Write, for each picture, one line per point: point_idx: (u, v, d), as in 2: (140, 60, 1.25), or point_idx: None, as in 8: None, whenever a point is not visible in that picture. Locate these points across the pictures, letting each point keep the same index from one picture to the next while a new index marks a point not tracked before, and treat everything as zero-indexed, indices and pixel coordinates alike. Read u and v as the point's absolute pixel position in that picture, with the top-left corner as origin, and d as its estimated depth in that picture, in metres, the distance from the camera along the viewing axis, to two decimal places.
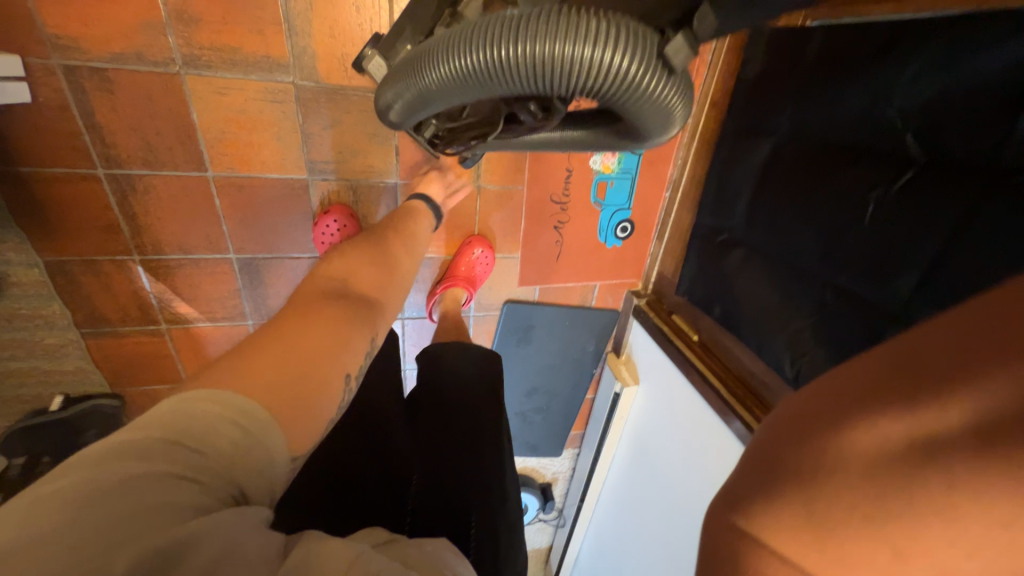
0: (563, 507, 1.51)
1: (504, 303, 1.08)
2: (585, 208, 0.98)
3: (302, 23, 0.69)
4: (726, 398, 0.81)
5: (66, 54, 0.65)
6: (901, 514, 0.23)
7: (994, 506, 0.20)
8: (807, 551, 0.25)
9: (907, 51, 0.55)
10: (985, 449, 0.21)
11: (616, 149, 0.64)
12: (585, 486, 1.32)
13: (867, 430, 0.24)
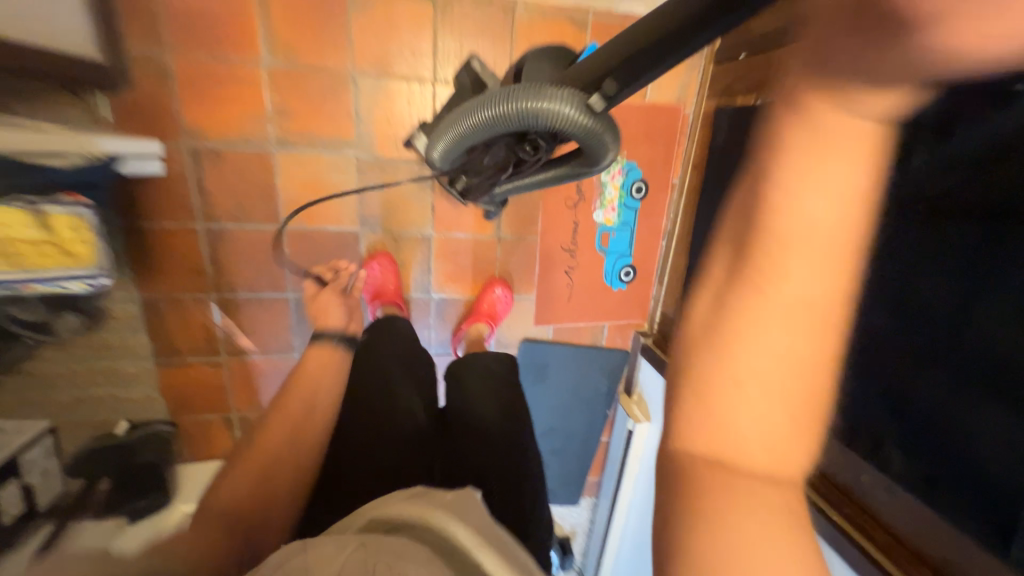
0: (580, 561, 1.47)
1: (521, 342, 1.19)
2: (591, 255, 1.12)
3: (365, 112, 0.89)
4: None
5: (192, 138, 0.85)
6: (733, 352, 0.27)
7: (780, 302, 0.26)
8: (703, 436, 0.28)
9: None
10: (758, 266, 0.27)
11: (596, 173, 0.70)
12: (603, 533, 1.31)
13: (697, 307, 0.29)
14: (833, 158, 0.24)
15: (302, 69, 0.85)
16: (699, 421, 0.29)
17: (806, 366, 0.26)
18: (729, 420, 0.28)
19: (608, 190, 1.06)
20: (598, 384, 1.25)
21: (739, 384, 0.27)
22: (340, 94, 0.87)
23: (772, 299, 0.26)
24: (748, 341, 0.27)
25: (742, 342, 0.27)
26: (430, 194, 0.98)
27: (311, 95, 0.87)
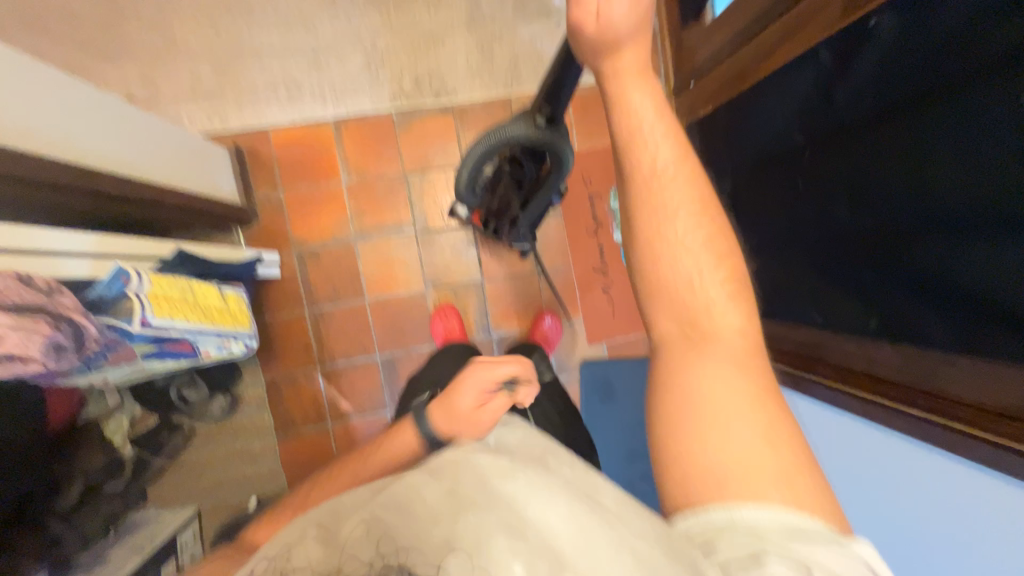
0: None
1: (580, 363, 1.28)
2: (621, 272, 1.27)
3: (417, 199, 1.18)
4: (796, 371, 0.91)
5: (300, 245, 1.15)
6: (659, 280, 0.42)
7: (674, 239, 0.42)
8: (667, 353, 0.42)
9: (765, 96, 0.88)
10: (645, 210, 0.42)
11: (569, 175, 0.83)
12: None
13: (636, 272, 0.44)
14: (631, 93, 0.41)
15: (370, 180, 1.16)
16: (646, 276, 0.43)
17: (697, 271, 0.42)
18: (668, 272, 0.42)
19: (620, 213, 1.25)
20: None
21: (673, 300, 0.42)
22: (398, 191, 1.17)
23: (646, 177, 0.41)
24: (662, 269, 0.42)
25: (659, 222, 0.42)
26: (474, 249, 1.22)
27: (378, 196, 1.17)
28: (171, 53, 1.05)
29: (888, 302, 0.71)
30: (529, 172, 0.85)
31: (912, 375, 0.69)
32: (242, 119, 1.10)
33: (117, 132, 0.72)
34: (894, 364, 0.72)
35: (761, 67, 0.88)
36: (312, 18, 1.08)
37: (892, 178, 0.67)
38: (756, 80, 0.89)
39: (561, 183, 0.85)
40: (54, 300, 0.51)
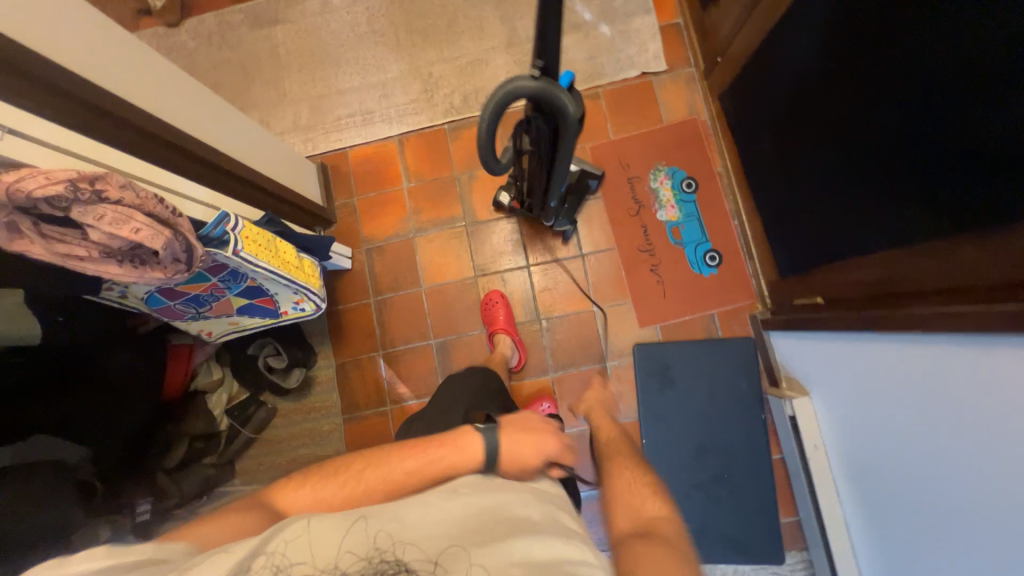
0: None
1: (633, 347, 1.22)
2: (669, 250, 1.24)
3: (467, 196, 1.31)
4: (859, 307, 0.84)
5: (368, 242, 1.32)
6: None
7: None
8: None
9: (783, 37, 0.92)
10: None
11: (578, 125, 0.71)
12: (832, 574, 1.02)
13: None
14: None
15: (426, 182, 1.32)
16: None
17: None
18: None
19: (662, 193, 1.26)
20: (736, 382, 1.18)
21: None
22: (451, 188, 1.31)
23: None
24: None
25: None
26: (519, 236, 1.29)
27: (433, 195, 1.32)
28: (280, 99, 1.37)
29: (932, 198, 0.67)
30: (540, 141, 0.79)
31: (966, 274, 0.64)
32: (327, 142, 1.34)
33: (231, 125, 0.95)
34: (923, 277, 0.72)
35: (777, 11, 0.92)
36: (384, 61, 1.36)
37: (902, 89, 0.69)
38: (775, 21, 0.93)
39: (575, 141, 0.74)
40: (176, 218, 0.67)
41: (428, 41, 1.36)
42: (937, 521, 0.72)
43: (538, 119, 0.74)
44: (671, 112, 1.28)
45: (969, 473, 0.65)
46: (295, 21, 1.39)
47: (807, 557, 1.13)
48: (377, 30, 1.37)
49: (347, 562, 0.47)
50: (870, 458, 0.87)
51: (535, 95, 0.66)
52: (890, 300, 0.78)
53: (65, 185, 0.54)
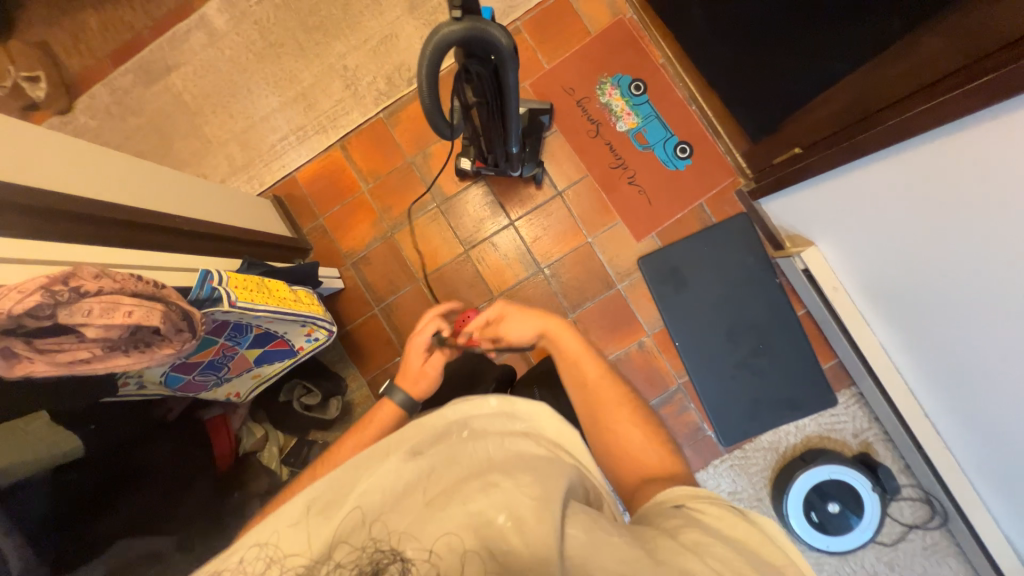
0: (903, 456, 1.17)
1: (637, 262, 1.24)
2: (640, 157, 1.23)
3: (428, 177, 1.28)
4: (840, 135, 0.85)
5: (351, 256, 1.29)
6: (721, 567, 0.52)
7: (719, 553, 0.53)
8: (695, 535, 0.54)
9: None
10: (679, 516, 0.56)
11: (513, 58, 0.68)
12: (885, 392, 1.08)
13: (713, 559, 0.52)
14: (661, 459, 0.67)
15: (384, 177, 1.28)
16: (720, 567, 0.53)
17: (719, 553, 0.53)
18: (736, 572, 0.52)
19: (614, 104, 1.23)
20: (744, 258, 1.20)
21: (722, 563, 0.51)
22: (410, 174, 1.28)
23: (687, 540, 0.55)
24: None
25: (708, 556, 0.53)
26: (493, 196, 1.27)
27: (396, 187, 1.29)
28: (207, 147, 1.30)
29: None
30: (483, 87, 0.76)
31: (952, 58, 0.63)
32: (271, 173, 1.29)
33: (184, 190, 0.92)
34: (899, 80, 0.71)
35: None
36: (295, 71, 1.29)
37: None
38: None
39: (517, 77, 0.72)
40: (161, 290, 0.64)
41: (331, 35, 1.29)
42: (974, 301, 0.77)
43: (472, 65, 0.71)
44: (595, 20, 1.24)
45: (993, 246, 0.69)
46: (189, 62, 1.30)
47: (858, 391, 1.19)
48: (275, 42, 1.30)
49: (343, 549, 0.40)
50: (891, 274, 0.91)
51: (461, 39, 0.64)
52: (875, 114, 0.77)
53: (41, 292, 0.52)
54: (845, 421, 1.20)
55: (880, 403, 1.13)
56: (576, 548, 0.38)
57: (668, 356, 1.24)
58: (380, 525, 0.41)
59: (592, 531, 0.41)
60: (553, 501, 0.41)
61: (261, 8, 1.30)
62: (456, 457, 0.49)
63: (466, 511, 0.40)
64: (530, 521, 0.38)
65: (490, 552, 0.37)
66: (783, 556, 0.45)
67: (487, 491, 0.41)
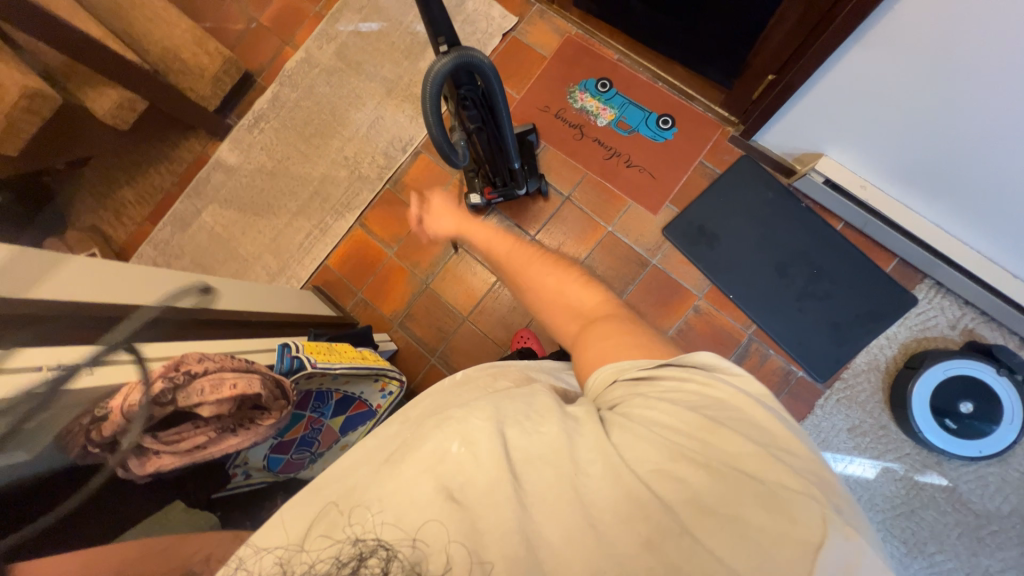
0: (1011, 329, 1.10)
1: (662, 233, 1.26)
2: (629, 142, 1.30)
3: (444, 224, 1.36)
4: (806, 36, 0.90)
5: (396, 317, 1.34)
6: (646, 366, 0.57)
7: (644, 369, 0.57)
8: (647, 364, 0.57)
9: None
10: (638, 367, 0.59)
11: (496, 71, 0.76)
12: (962, 266, 1.04)
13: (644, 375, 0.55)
14: None
15: (405, 237, 1.37)
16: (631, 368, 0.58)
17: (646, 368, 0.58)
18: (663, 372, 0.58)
19: (589, 106, 1.33)
20: (763, 195, 1.23)
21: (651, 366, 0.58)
22: (428, 227, 1.37)
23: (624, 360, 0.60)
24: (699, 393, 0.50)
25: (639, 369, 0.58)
26: (509, 220, 1.33)
27: (419, 243, 1.37)
28: (246, 264, 1.42)
29: None
30: (476, 108, 0.84)
31: None
32: (306, 268, 1.39)
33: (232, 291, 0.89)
34: None
35: None
36: (305, 176, 1.45)
37: None
38: None
39: (503, 87, 0.79)
40: (252, 364, 0.68)
41: (328, 136, 1.45)
42: (998, 135, 0.79)
43: (461, 87, 0.80)
44: (547, 44, 1.38)
45: (995, 76, 0.71)
46: (215, 200, 1.47)
47: (934, 281, 1.15)
48: (282, 158, 1.46)
49: (324, 542, 0.42)
50: (931, 161, 0.92)
51: (451, 69, 0.72)
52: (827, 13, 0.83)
53: (160, 379, 0.59)
54: (935, 315, 1.14)
55: (962, 283, 1.08)
56: (523, 446, 0.45)
57: (728, 310, 1.21)
58: (357, 512, 0.43)
59: (536, 427, 0.47)
60: (504, 421, 0.47)
61: (264, 136, 1.48)
62: (444, 403, 0.58)
63: (427, 452, 0.45)
64: (482, 446, 0.44)
65: (451, 488, 0.42)
66: (729, 390, 0.50)
67: (444, 425, 0.48)
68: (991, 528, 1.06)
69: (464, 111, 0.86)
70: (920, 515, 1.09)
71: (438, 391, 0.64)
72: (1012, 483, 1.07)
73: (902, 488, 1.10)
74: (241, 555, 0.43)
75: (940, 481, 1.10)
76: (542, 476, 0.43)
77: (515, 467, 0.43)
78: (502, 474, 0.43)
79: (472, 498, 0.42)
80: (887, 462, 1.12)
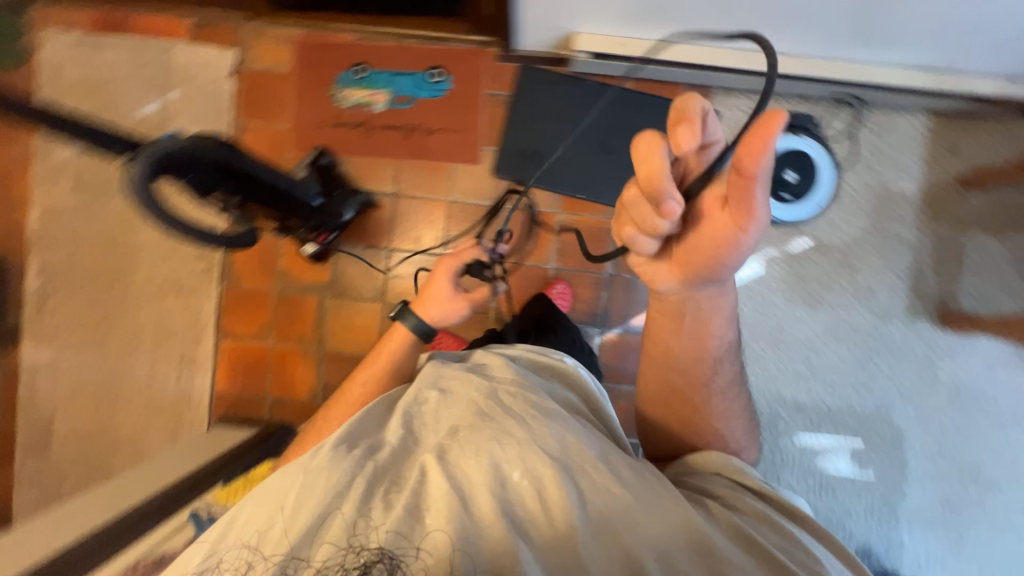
0: (791, 95, 1.25)
1: (496, 177, 1.27)
2: (416, 111, 1.27)
3: (302, 286, 1.29)
4: None
5: (316, 395, 1.29)
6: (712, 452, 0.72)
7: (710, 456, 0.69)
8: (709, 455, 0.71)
9: None
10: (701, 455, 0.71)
11: (200, 141, 0.71)
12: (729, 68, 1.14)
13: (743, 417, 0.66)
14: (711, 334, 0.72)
15: (273, 320, 1.29)
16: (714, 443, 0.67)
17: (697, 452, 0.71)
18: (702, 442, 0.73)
19: (360, 97, 1.27)
20: (556, 94, 1.25)
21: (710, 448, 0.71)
22: (288, 298, 1.29)
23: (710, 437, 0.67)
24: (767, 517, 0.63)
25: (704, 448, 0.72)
26: (358, 246, 1.28)
27: (290, 317, 1.29)
28: (136, 442, 1.28)
29: None
30: (218, 181, 0.79)
31: None
32: (200, 407, 1.29)
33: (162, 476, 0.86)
34: None
35: None
36: (133, 325, 1.29)
37: None
38: None
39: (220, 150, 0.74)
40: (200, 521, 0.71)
41: (128, 274, 1.29)
42: None
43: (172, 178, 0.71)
44: (283, 61, 1.27)
45: None
46: (58, 404, 1.29)
47: (721, 89, 1.26)
48: (97, 322, 1.29)
49: (325, 548, 0.54)
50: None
51: (150, 172, 0.67)
52: None
53: None
54: (736, 116, 1.26)
55: (739, 81, 1.19)
56: (589, 501, 0.58)
57: (586, 210, 1.27)
58: (365, 520, 0.56)
59: (605, 485, 0.60)
60: (573, 468, 0.60)
61: (61, 312, 1.29)
62: (467, 404, 0.68)
63: (484, 477, 0.58)
64: (546, 491, 0.58)
65: (511, 520, 0.56)
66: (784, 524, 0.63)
67: (501, 451, 0.60)
68: (853, 254, 1.27)
69: (213, 191, 0.80)
70: (805, 276, 1.27)
71: (442, 376, 0.74)
72: (851, 210, 1.26)
73: (784, 265, 1.27)
74: (246, 559, 0.56)
75: (804, 242, 1.27)
76: (608, 527, 0.57)
77: (585, 520, 0.57)
78: (563, 528, 0.56)
79: (528, 528, 0.56)
80: (763, 252, 1.27)
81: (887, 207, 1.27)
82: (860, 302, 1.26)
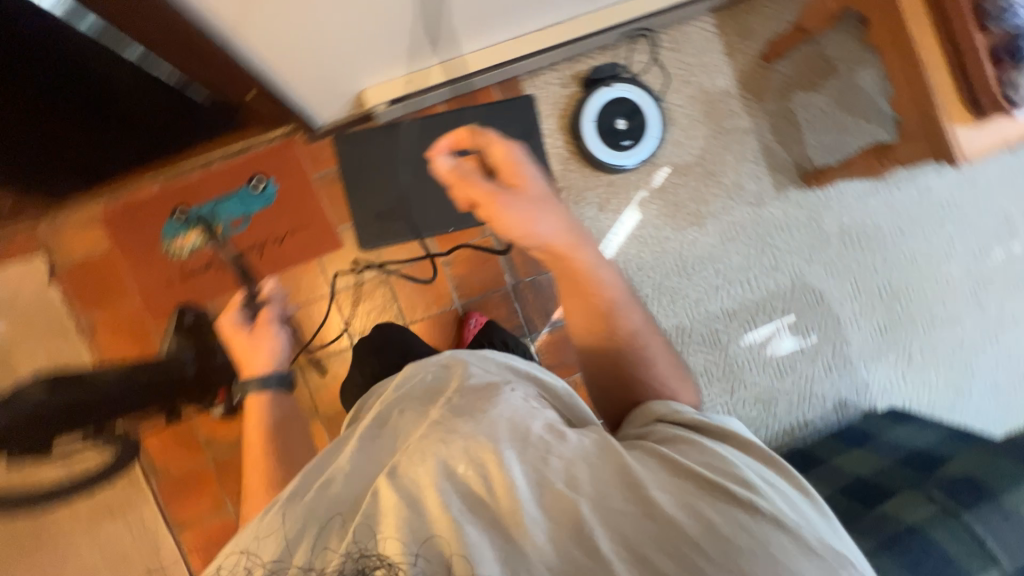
0: (588, 53, 1.29)
1: (365, 249, 1.25)
2: (258, 227, 1.23)
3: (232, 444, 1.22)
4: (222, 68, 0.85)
5: None
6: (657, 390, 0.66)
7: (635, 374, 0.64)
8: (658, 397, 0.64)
9: None
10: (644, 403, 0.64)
11: None
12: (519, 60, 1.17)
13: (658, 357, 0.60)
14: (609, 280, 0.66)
15: (220, 490, 1.22)
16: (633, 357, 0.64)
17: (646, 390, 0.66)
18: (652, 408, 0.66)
19: (195, 241, 1.21)
20: (380, 149, 1.23)
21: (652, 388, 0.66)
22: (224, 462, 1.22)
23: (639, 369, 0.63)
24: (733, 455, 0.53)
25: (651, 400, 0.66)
26: None
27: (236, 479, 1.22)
28: None
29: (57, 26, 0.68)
30: None
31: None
32: None
33: None
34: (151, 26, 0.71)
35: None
36: (83, 566, 1.20)
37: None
38: None
39: None
40: None
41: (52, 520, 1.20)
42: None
43: None
44: (101, 242, 1.19)
45: None
46: None
47: (527, 74, 1.28)
48: None
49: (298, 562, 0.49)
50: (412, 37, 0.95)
51: None
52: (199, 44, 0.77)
53: None
54: (551, 91, 1.30)
55: (536, 62, 1.22)
56: (535, 469, 0.49)
57: (463, 238, 1.27)
58: (330, 542, 0.49)
59: (549, 453, 0.50)
60: (521, 437, 0.51)
61: None
62: (416, 419, 0.59)
63: (426, 478, 0.49)
64: (493, 479, 0.48)
65: (459, 518, 0.47)
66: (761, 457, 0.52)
67: (438, 450, 0.51)
68: (708, 162, 1.34)
69: None
70: (679, 201, 1.33)
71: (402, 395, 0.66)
72: (688, 126, 1.33)
73: (657, 201, 1.33)
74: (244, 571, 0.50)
75: (664, 172, 1.33)
76: (562, 494, 0.47)
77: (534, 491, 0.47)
78: (514, 507, 0.47)
79: (472, 526, 0.46)
80: (634, 198, 1.32)
81: (716, 109, 1.34)
82: (736, 200, 1.34)
